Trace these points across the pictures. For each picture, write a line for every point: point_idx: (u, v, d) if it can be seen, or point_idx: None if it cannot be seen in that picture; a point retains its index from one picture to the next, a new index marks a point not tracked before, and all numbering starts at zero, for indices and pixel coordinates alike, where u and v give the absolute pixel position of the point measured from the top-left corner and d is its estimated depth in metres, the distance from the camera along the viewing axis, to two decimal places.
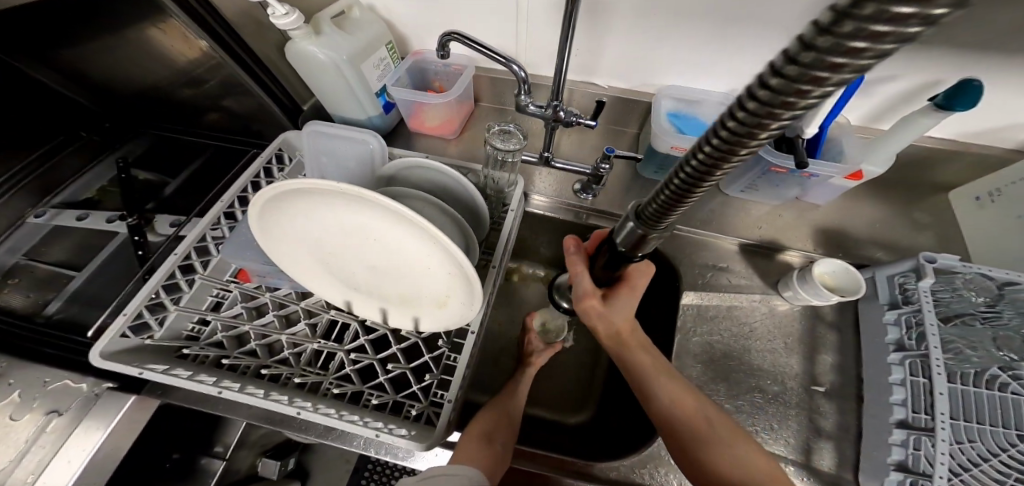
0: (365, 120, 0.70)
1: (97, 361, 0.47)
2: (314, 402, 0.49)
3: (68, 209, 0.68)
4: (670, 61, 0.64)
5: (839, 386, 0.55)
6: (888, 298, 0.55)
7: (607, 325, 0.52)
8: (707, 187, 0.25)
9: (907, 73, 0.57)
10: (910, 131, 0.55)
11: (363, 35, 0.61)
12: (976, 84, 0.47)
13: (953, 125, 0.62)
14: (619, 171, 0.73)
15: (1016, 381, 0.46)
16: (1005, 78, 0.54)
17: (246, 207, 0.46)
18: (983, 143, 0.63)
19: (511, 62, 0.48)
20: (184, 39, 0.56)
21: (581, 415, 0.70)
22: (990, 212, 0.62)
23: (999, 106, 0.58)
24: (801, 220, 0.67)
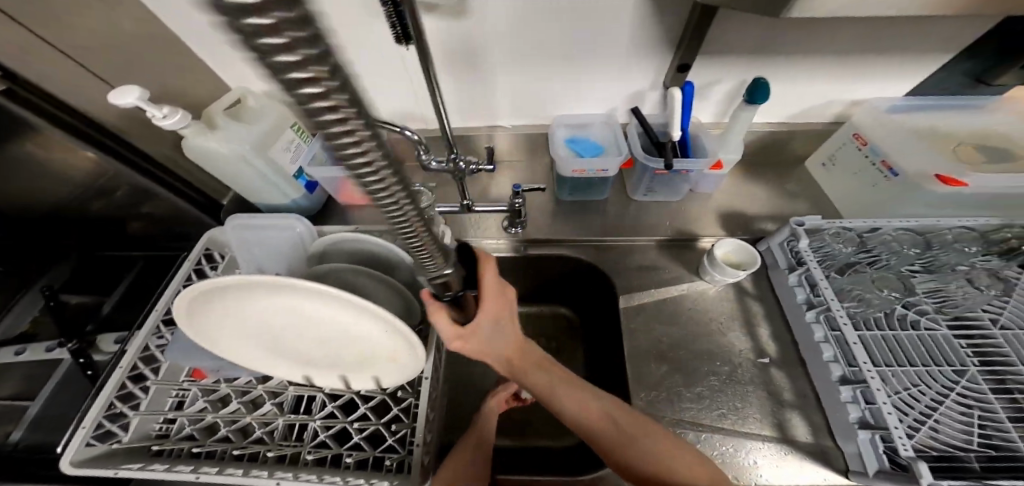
0: (289, 203, 0.72)
1: (65, 470, 0.43)
2: (295, 472, 0.47)
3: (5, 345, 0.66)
4: (550, 96, 0.73)
5: (782, 354, 0.61)
6: (786, 263, 0.63)
7: (488, 346, 0.51)
8: (388, 190, 0.28)
9: (728, 75, 0.68)
10: (743, 121, 0.66)
11: (263, 124, 0.65)
12: (762, 82, 0.58)
13: (777, 111, 0.74)
14: (541, 198, 0.79)
15: (925, 319, 0.58)
16: (809, 67, 0.66)
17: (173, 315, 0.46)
18: (813, 120, 0.76)
19: (403, 129, 0.53)
20: (67, 154, 0.58)
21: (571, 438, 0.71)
22: (837, 177, 0.74)
23: (819, 88, 0.70)
24: (703, 210, 0.76)
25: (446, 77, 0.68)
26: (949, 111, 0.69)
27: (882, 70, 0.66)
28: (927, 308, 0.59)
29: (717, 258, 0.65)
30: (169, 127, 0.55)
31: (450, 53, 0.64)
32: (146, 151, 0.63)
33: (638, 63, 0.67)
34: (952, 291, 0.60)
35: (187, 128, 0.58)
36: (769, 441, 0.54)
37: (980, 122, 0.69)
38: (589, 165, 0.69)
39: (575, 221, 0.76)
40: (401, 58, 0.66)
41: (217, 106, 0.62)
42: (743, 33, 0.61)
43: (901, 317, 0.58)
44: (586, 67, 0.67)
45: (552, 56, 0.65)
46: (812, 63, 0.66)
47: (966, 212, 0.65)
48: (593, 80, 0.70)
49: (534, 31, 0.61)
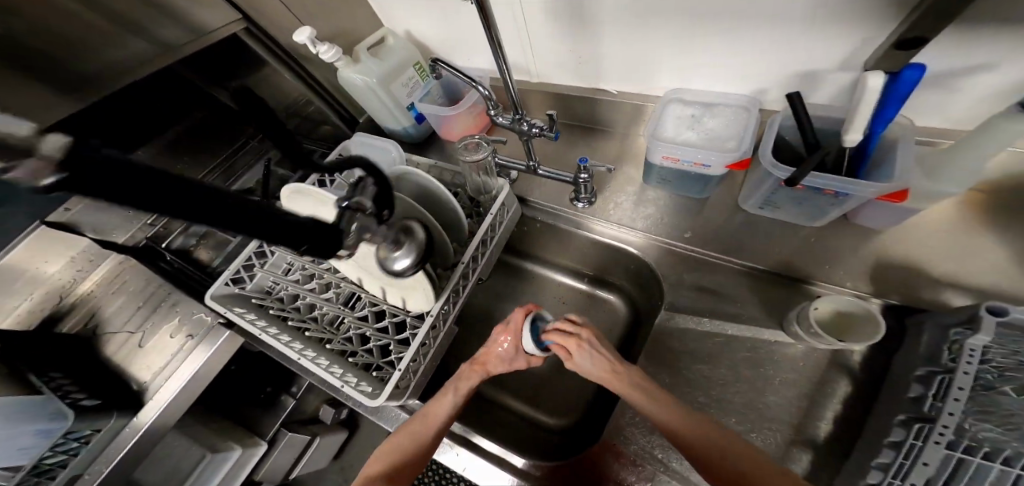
0: (402, 131, 0.83)
1: (206, 298, 0.64)
2: (320, 353, 0.62)
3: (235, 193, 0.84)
4: (663, 63, 0.61)
5: (839, 449, 0.46)
6: (930, 352, 0.43)
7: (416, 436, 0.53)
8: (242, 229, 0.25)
9: (1006, 61, 0.42)
10: (984, 143, 0.42)
11: (392, 62, 0.73)
12: None
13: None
14: (624, 177, 0.70)
15: None
16: None
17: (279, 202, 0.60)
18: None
19: (476, 83, 0.54)
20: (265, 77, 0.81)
21: (562, 419, 0.74)
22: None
23: None
24: (835, 245, 0.56)
25: (551, 24, 0.62)
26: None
27: None
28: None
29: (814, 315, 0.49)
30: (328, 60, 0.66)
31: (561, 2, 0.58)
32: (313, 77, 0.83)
33: (814, 33, 0.47)
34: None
35: (340, 62, 0.69)
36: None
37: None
38: (685, 154, 0.56)
39: (650, 213, 0.66)
40: (515, 8, 0.62)
41: (363, 45, 0.71)
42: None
43: None
44: (731, 32, 0.52)
45: (685, 14, 0.52)
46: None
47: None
48: (736, 46, 0.53)
49: None
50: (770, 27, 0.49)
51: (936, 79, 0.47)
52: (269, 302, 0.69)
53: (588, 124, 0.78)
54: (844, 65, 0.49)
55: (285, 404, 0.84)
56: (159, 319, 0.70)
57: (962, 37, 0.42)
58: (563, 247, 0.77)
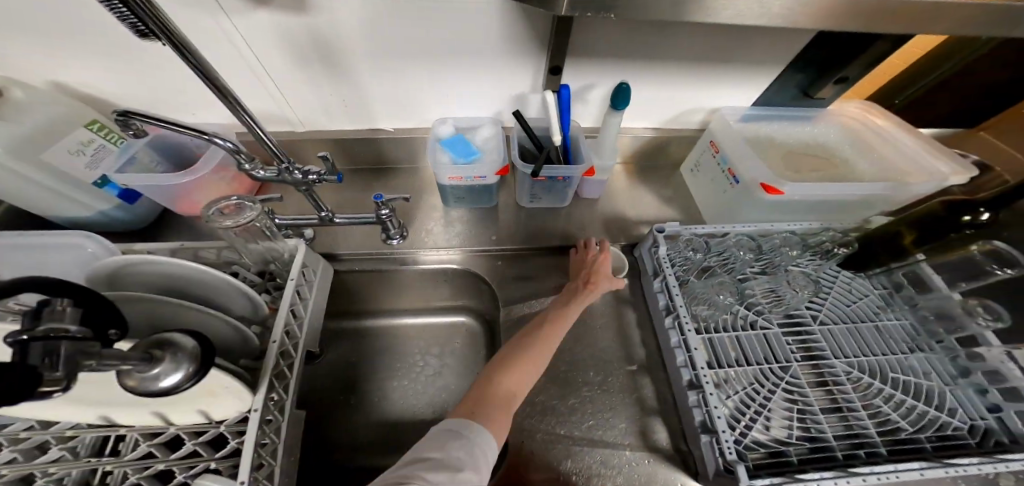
0: (99, 217, 0.58)
1: None
2: None
3: None
4: (422, 102, 0.68)
5: (649, 358, 0.63)
6: (651, 269, 0.64)
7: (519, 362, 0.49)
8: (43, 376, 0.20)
9: (598, 81, 0.68)
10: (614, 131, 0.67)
11: (34, 122, 0.50)
12: (624, 88, 0.58)
13: (652, 116, 0.77)
14: (426, 204, 0.76)
15: (759, 315, 0.59)
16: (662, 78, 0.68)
17: None
18: (677, 128, 0.80)
19: (211, 136, 0.43)
20: None
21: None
22: (700, 180, 0.78)
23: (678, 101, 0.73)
24: (586, 217, 0.77)
25: (299, 71, 0.59)
26: (782, 123, 0.76)
27: (735, 83, 0.71)
28: (763, 307, 0.60)
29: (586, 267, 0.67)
30: None
31: (299, 45, 0.56)
32: None
33: (515, 70, 0.64)
34: (783, 292, 0.61)
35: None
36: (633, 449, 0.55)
37: (810, 131, 0.76)
38: (465, 173, 0.66)
39: (461, 231, 0.73)
40: (231, 46, 0.55)
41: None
42: (616, 34, 0.60)
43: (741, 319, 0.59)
44: (455, 74, 0.64)
45: (415, 60, 0.60)
46: (674, 75, 0.68)
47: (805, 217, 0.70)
48: (466, 82, 0.66)
49: (380, 33, 0.55)
50: (481, 64, 0.62)
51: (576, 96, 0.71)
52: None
53: (376, 165, 0.78)
54: (534, 89, 0.68)
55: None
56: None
57: (579, 66, 0.65)
58: (389, 291, 0.74)
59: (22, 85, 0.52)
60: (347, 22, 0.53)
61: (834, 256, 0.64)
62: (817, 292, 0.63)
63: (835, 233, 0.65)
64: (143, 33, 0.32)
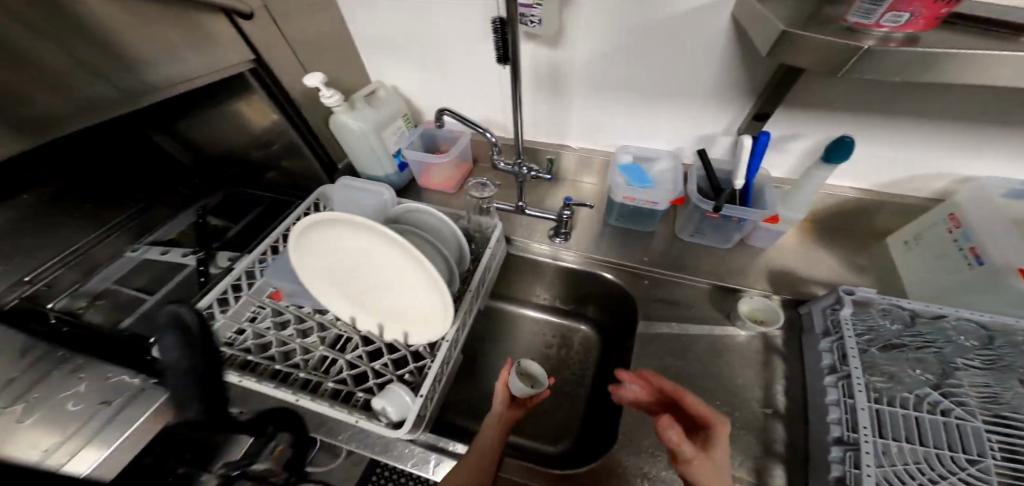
0: (384, 177, 0.87)
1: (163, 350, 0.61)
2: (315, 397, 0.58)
3: (156, 245, 0.89)
4: (614, 130, 0.81)
5: (792, 409, 0.57)
6: (822, 328, 0.59)
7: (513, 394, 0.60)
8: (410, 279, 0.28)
9: (808, 132, 0.69)
10: (816, 182, 0.65)
11: (385, 113, 0.80)
12: (846, 142, 0.57)
13: (863, 177, 0.72)
14: (590, 215, 0.86)
15: (958, 407, 0.49)
16: (878, 131, 0.65)
17: (289, 231, 0.58)
18: (901, 195, 0.72)
19: (485, 130, 0.63)
20: (261, 110, 0.78)
21: (562, 443, 0.75)
22: (916, 258, 0.67)
23: (893, 159, 0.68)
24: (748, 260, 0.75)
25: (534, 93, 0.79)
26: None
27: (992, 150, 0.61)
28: (968, 402, 0.49)
29: (739, 311, 0.67)
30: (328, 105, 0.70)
31: (545, 74, 0.75)
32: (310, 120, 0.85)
33: (717, 112, 0.71)
34: (1002, 393, 0.49)
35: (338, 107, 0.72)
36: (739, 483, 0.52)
37: None
38: (639, 194, 0.73)
39: (615, 243, 0.81)
40: (499, 75, 0.78)
41: (359, 95, 0.77)
42: (845, 89, 0.61)
43: (925, 401, 0.50)
44: (658, 108, 0.74)
45: (630, 92, 0.73)
46: (902, 134, 0.64)
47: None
48: (665, 116, 0.75)
49: (613, 68, 0.70)
50: (687, 101, 0.71)
51: (774, 145, 0.73)
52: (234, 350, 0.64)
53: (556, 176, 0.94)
54: (726, 131, 0.73)
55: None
56: (56, 385, 0.63)
57: (789, 114, 0.67)
58: (539, 279, 0.87)
59: (386, 88, 0.83)
60: (587, 58, 0.70)
61: None
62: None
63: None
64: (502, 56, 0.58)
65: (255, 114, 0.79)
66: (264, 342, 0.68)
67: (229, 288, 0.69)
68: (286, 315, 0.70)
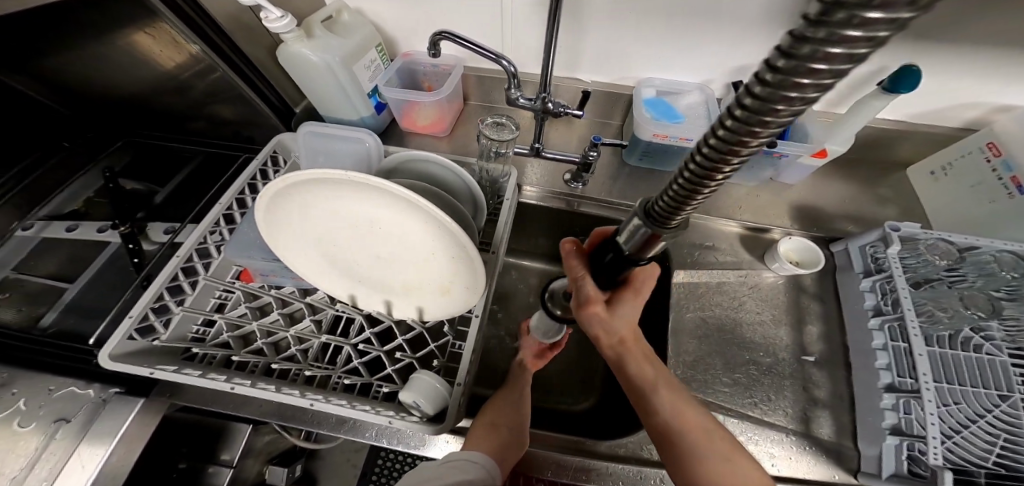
0: (357, 121, 0.70)
1: (105, 363, 0.45)
2: (327, 394, 0.49)
3: (57, 220, 0.67)
4: (640, 59, 0.67)
5: (826, 354, 0.59)
6: (862, 267, 0.59)
7: (608, 334, 0.45)
8: (719, 182, 0.23)
9: None
10: (866, 114, 0.58)
11: (355, 40, 0.61)
12: (913, 68, 0.50)
13: (896, 109, 0.67)
14: (607, 158, 0.77)
15: (988, 341, 0.50)
16: (946, 56, 0.58)
17: (253, 202, 0.45)
18: (931, 124, 0.68)
19: (500, 58, 0.50)
20: (174, 43, 0.57)
21: (584, 404, 0.73)
22: (944, 187, 0.66)
23: (943, 88, 0.62)
24: (777, 199, 0.71)
25: (543, 11, 0.62)
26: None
27: None
28: (994, 335, 0.51)
29: (781, 253, 0.64)
30: (276, 30, 0.52)
31: None
32: (245, 50, 0.62)
33: (766, 38, 0.60)
34: None
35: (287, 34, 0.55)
36: (790, 432, 0.53)
37: None
38: (672, 130, 0.64)
39: (637, 188, 0.73)
40: None
41: (315, 16, 0.58)
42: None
43: (963, 340, 0.51)
44: (693, 34, 0.62)
45: (665, 11, 0.59)
46: (951, 61, 0.58)
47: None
48: (700, 44, 0.63)
49: None
50: (733, 24, 0.59)
51: None
52: (209, 349, 0.51)
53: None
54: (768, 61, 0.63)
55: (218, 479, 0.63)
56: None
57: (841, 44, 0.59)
58: (552, 233, 0.79)
59: (348, 9, 0.64)
60: None
61: None
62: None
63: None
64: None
65: (166, 48, 0.58)
66: (244, 334, 0.56)
67: (179, 273, 0.54)
68: (265, 298, 0.58)
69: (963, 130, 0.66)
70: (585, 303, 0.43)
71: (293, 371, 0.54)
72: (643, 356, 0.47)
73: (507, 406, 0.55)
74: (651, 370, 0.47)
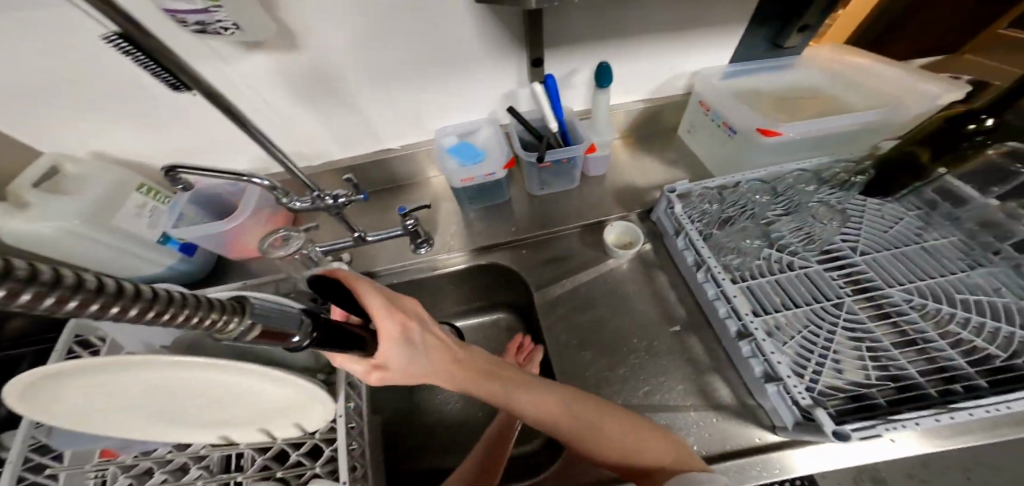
0: (165, 271, 0.67)
1: None
2: None
3: None
4: (423, 112, 0.72)
5: (689, 318, 0.66)
6: (671, 228, 0.69)
7: (414, 368, 0.46)
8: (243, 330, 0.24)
9: (582, 61, 0.70)
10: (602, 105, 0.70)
11: (112, 196, 0.60)
12: (605, 67, 0.62)
13: (639, 90, 0.79)
14: (447, 214, 0.80)
15: (778, 252, 0.63)
16: (648, 41, 0.69)
17: (24, 416, 0.39)
18: (665, 96, 0.81)
19: (248, 176, 0.45)
20: None
21: (530, 445, 0.77)
22: (704, 140, 0.79)
23: (659, 63, 0.74)
24: (601, 192, 0.79)
25: (310, 110, 0.66)
26: (758, 73, 0.78)
27: (715, 37, 0.71)
28: (797, 250, 0.64)
29: (609, 241, 0.72)
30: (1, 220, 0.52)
31: (308, 84, 0.62)
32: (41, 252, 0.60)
33: (508, 65, 0.68)
34: (812, 229, 0.65)
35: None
36: (697, 409, 0.57)
37: (795, 81, 0.78)
38: (475, 172, 0.71)
39: (483, 229, 0.78)
40: (261, 102, 0.64)
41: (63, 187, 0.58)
42: (587, 17, 0.63)
43: (774, 263, 0.63)
44: (446, 78, 0.67)
45: (412, 64, 0.64)
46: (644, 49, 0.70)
47: (809, 152, 0.74)
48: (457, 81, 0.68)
49: (382, 53, 0.61)
50: (469, 62, 0.66)
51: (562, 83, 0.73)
52: None
53: (386, 185, 0.82)
54: (524, 81, 0.72)
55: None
56: None
57: (561, 56, 0.68)
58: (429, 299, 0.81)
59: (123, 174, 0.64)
60: (339, 44, 0.58)
61: (852, 186, 0.69)
62: (846, 223, 0.66)
63: (848, 167, 0.70)
64: (178, 86, 0.39)
65: None
66: None
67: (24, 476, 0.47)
68: (138, 465, 0.52)
69: (686, 93, 0.80)
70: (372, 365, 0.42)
71: None
72: (446, 361, 0.48)
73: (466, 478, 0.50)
74: (482, 366, 0.51)
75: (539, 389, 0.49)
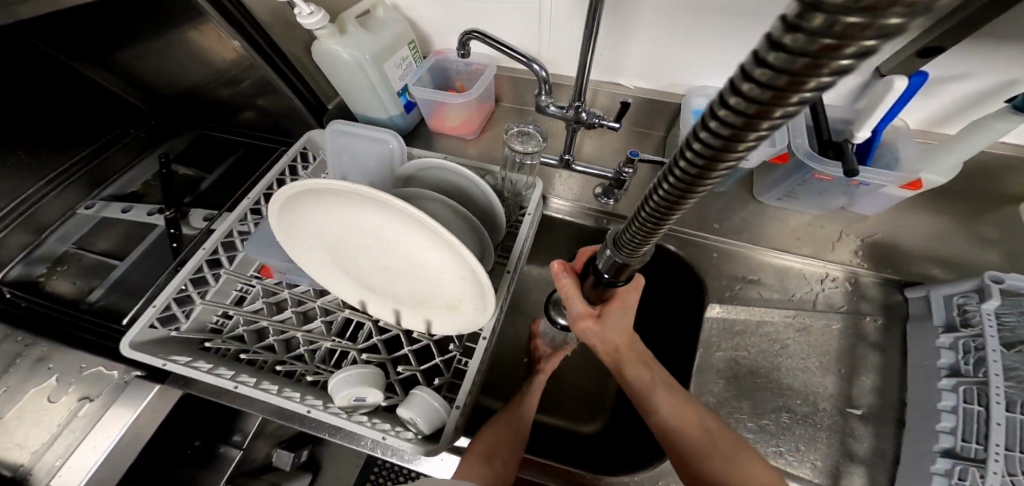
0: (387, 120, 0.69)
1: (125, 350, 0.46)
2: (325, 401, 0.48)
3: (115, 202, 0.72)
4: (696, 62, 0.60)
5: (877, 408, 0.51)
6: (944, 320, 0.50)
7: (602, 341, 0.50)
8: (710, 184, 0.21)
9: (980, 71, 0.50)
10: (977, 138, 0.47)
11: (385, 36, 0.60)
12: None
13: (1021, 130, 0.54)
14: (644, 176, 0.70)
15: None
16: None
17: (268, 204, 0.44)
18: None
19: (532, 62, 0.47)
20: (220, 40, 0.58)
21: (592, 425, 0.72)
22: None
23: None
24: (844, 233, 0.62)
25: (585, 16, 0.58)
26: None
27: None
28: None
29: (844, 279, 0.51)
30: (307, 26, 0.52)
31: None
32: (279, 46, 0.62)
33: None
34: None
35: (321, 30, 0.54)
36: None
37: None
38: None
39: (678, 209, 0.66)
40: None
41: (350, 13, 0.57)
42: None
43: None
44: (762, 40, 0.55)
45: (748, 15, 0.52)
46: None
47: None
48: None
49: None
50: None
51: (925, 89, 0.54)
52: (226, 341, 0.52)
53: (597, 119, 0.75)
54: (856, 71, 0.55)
55: (229, 456, 0.62)
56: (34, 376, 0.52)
57: (963, 49, 0.49)
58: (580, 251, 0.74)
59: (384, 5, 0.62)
60: None
61: None
62: None
63: None
64: None
65: (214, 43, 0.59)
66: (261, 328, 0.57)
67: (203, 265, 0.55)
68: (281, 295, 0.59)
69: None
70: (579, 316, 0.49)
71: (298, 372, 0.53)
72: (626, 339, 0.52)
73: (503, 431, 0.54)
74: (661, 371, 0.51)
75: (694, 411, 0.47)
